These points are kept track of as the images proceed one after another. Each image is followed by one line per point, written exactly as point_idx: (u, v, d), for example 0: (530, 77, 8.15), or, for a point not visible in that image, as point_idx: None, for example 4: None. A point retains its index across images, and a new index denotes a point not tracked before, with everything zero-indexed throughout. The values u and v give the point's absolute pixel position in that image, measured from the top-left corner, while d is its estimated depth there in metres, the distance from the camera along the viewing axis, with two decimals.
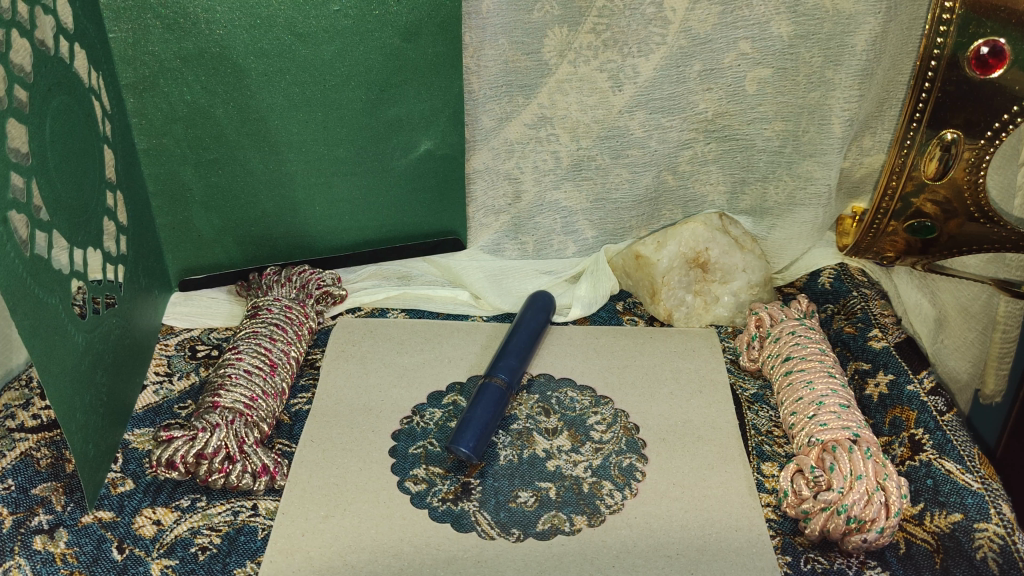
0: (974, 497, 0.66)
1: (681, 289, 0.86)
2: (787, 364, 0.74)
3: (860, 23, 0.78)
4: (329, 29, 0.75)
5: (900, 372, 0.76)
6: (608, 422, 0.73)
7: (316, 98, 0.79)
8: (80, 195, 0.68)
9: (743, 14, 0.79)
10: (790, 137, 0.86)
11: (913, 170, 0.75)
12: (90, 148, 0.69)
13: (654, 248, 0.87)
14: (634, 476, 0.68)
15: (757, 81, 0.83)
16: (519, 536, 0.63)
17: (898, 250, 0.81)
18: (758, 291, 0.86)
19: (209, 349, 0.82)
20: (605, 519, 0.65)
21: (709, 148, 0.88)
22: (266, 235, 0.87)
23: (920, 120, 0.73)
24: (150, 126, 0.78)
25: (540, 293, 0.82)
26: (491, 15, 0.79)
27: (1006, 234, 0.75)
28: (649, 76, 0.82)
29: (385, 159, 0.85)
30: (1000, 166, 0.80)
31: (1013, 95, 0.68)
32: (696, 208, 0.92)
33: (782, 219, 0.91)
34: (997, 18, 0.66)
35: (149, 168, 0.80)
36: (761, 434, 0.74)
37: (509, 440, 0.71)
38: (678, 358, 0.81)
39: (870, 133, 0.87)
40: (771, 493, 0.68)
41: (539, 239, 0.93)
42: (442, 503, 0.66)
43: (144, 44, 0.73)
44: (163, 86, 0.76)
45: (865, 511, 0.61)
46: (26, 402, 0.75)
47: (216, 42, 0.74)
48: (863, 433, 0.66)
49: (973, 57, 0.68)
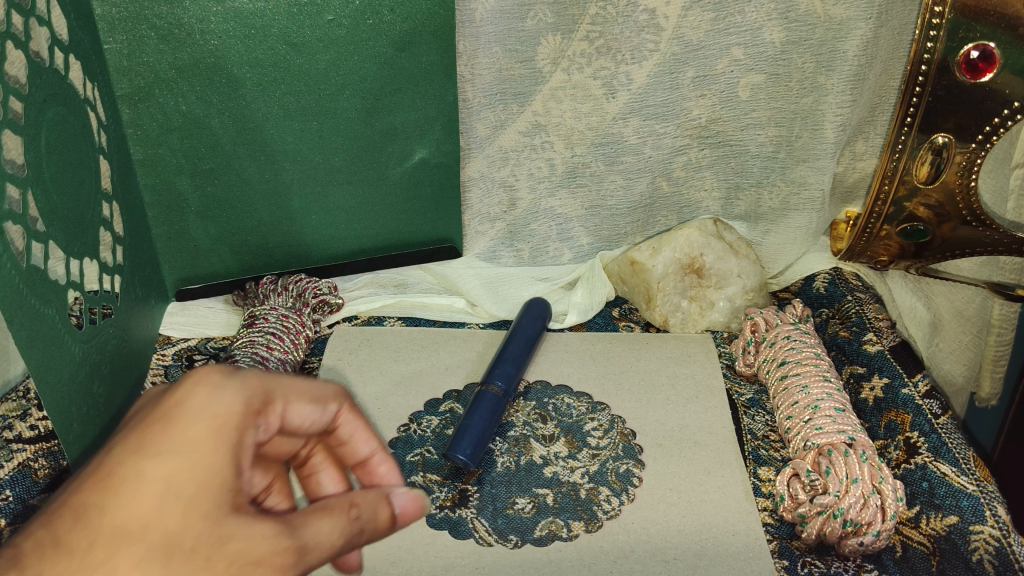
0: (969, 499, 0.65)
1: (677, 295, 0.86)
2: (783, 369, 0.74)
3: (851, 29, 0.78)
4: (323, 38, 0.76)
5: (894, 376, 0.76)
6: (604, 428, 0.74)
7: (311, 108, 0.79)
8: (77, 205, 0.68)
9: (734, 21, 0.79)
10: (785, 142, 0.87)
11: (905, 174, 0.75)
12: (85, 159, 0.69)
13: (649, 254, 0.87)
14: (631, 481, 0.69)
15: (749, 87, 0.83)
16: (517, 542, 0.63)
17: (892, 254, 0.82)
18: (752, 296, 0.87)
19: (206, 358, 0.82)
20: (602, 524, 0.65)
21: (702, 154, 0.88)
22: (262, 245, 0.87)
23: (912, 124, 0.73)
24: (146, 137, 0.78)
25: (540, 303, 0.82)
26: (485, 24, 0.79)
27: (999, 237, 0.76)
28: (641, 83, 0.82)
29: (380, 168, 0.85)
30: (991, 171, 0.81)
31: (1003, 99, 0.69)
32: (691, 215, 0.93)
33: (777, 225, 0.91)
34: (986, 22, 0.67)
35: (145, 178, 0.81)
36: (757, 439, 0.74)
37: (506, 447, 0.71)
38: (674, 364, 0.81)
39: (862, 138, 0.87)
40: (768, 498, 0.69)
41: (535, 247, 0.94)
42: (441, 510, 0.66)
43: (139, 55, 0.74)
44: (158, 97, 0.76)
45: (861, 514, 0.61)
46: (24, 412, 0.75)
47: (211, 52, 0.74)
48: (859, 436, 0.66)
49: (963, 62, 0.69)
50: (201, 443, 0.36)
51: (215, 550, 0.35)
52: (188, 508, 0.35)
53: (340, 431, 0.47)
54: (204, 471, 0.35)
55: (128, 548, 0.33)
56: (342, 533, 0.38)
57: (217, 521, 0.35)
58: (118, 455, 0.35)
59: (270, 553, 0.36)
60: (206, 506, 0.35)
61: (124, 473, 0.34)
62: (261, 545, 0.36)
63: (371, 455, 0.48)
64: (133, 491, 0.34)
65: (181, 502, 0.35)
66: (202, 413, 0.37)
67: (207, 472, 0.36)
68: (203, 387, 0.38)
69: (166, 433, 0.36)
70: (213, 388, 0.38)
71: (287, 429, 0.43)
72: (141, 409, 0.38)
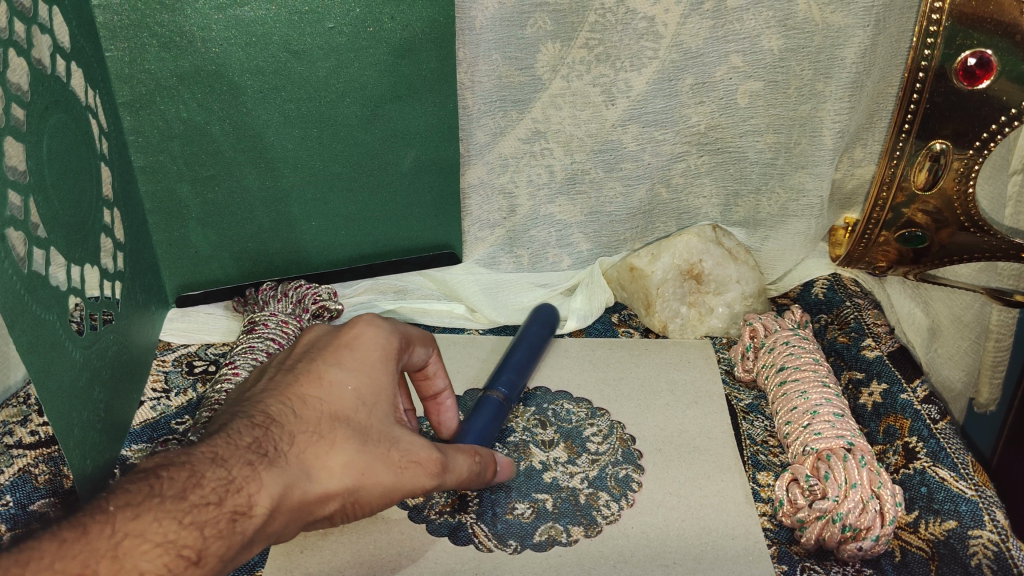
0: (968, 504, 0.65)
1: (676, 301, 0.87)
2: (782, 374, 0.75)
3: (849, 36, 0.78)
4: (324, 46, 0.76)
5: (893, 381, 0.77)
6: (603, 433, 0.74)
7: (312, 115, 0.80)
8: (78, 212, 0.68)
9: (733, 29, 0.79)
10: (783, 149, 0.87)
11: (903, 179, 0.76)
12: (85, 166, 0.69)
13: (648, 260, 0.88)
14: (631, 486, 0.69)
15: (748, 94, 0.83)
16: (517, 547, 0.63)
17: (890, 260, 0.83)
18: (752, 302, 0.87)
19: (206, 364, 0.82)
20: (602, 529, 0.65)
21: (701, 161, 0.88)
22: (263, 252, 0.88)
23: (910, 130, 0.73)
24: (147, 144, 0.79)
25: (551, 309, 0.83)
26: (485, 31, 0.79)
27: (998, 243, 0.76)
28: (640, 90, 0.83)
29: (379, 174, 0.85)
30: (989, 177, 0.82)
31: (1000, 105, 0.69)
32: (690, 221, 0.93)
33: (775, 231, 0.91)
34: (983, 29, 0.67)
35: (146, 185, 0.81)
36: (756, 444, 0.74)
37: (506, 453, 0.72)
38: (674, 369, 0.82)
39: (860, 144, 0.87)
40: (767, 503, 0.69)
41: (534, 253, 0.94)
42: (441, 515, 0.66)
43: (141, 63, 0.74)
44: (159, 104, 0.76)
45: (860, 519, 0.61)
46: (25, 418, 0.75)
47: (211, 60, 0.75)
48: (857, 441, 0.66)
49: (959, 69, 0.69)
50: (376, 365, 0.53)
51: (393, 444, 0.51)
52: (373, 410, 0.51)
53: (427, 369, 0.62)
54: (378, 385, 0.52)
55: (340, 430, 0.49)
56: (472, 463, 0.56)
57: (388, 426, 0.52)
58: (322, 364, 0.52)
59: (427, 457, 0.52)
60: (380, 413, 0.52)
61: (330, 377, 0.51)
62: (419, 451, 0.52)
63: (441, 391, 0.64)
64: (339, 388, 0.51)
65: (368, 405, 0.51)
66: (374, 342, 0.53)
67: (381, 385, 0.52)
68: (373, 325, 0.54)
69: (348, 356, 0.52)
70: (378, 327, 0.54)
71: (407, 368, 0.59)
72: (321, 341, 0.54)
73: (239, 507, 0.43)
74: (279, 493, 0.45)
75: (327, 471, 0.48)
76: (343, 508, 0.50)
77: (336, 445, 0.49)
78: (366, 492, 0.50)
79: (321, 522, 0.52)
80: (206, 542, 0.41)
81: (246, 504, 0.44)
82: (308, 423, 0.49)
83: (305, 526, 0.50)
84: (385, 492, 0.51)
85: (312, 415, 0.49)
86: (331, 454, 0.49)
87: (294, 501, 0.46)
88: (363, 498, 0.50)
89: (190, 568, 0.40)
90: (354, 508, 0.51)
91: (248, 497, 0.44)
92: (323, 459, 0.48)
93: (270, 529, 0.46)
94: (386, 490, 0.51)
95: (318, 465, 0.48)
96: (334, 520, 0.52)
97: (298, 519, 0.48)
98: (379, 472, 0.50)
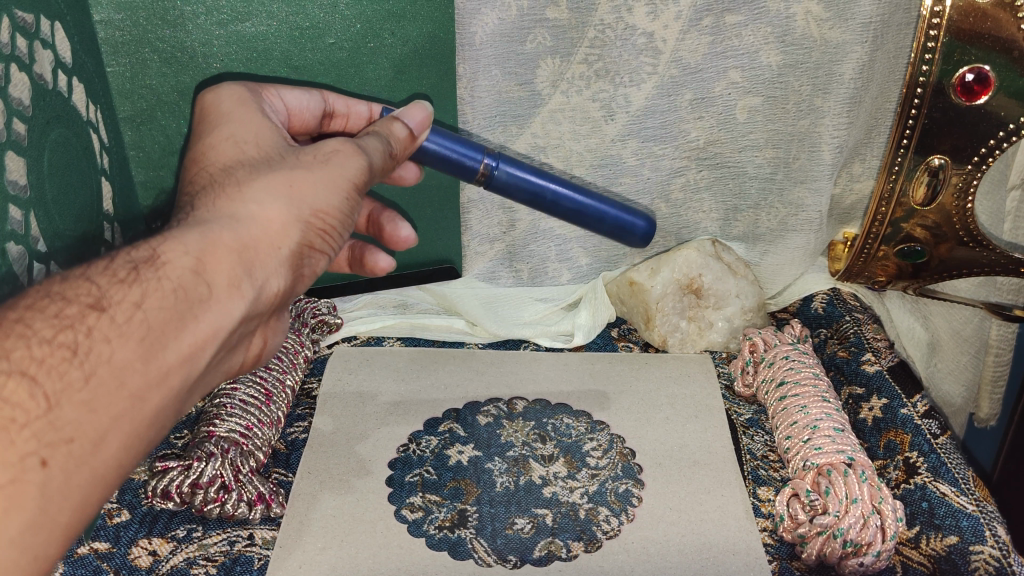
0: (969, 519, 0.65)
1: (676, 315, 0.87)
2: (782, 389, 0.75)
3: (847, 52, 0.78)
4: (324, 61, 0.77)
5: (894, 396, 0.77)
6: (603, 447, 0.74)
7: None
8: (79, 226, 0.68)
9: (732, 44, 0.80)
10: (782, 163, 0.87)
11: (903, 195, 0.76)
12: (88, 181, 0.70)
13: (647, 274, 0.88)
14: (631, 501, 0.69)
15: (746, 109, 0.84)
16: (517, 562, 0.63)
17: (889, 274, 0.83)
18: (751, 316, 0.87)
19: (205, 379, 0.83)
20: (603, 544, 0.65)
21: (701, 175, 0.89)
22: None
23: (908, 145, 0.73)
24: (148, 159, 0.80)
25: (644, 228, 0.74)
26: (485, 47, 0.78)
27: (996, 258, 0.76)
28: (639, 105, 0.83)
29: None
30: (989, 193, 0.82)
31: (999, 121, 0.69)
32: (689, 235, 0.93)
33: (774, 245, 0.91)
34: (981, 45, 0.67)
35: (146, 200, 0.82)
36: (756, 459, 0.74)
37: (506, 466, 0.72)
38: (674, 383, 0.82)
39: (858, 159, 0.87)
40: (768, 518, 0.68)
41: (534, 267, 0.93)
42: (440, 530, 0.66)
43: (141, 78, 0.75)
44: (160, 119, 0.77)
45: (862, 534, 0.61)
46: None
47: (213, 75, 0.75)
48: (858, 456, 0.66)
49: (958, 85, 0.69)
50: (240, 118, 0.55)
51: (301, 153, 0.52)
52: (261, 146, 0.53)
53: (336, 108, 0.68)
54: (254, 130, 0.54)
55: (238, 170, 0.50)
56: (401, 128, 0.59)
57: (285, 150, 0.53)
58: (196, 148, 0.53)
59: (341, 146, 0.53)
60: (270, 145, 0.53)
61: (207, 143, 0.53)
62: (332, 145, 0.53)
63: (370, 109, 0.69)
64: (217, 146, 0.52)
65: (254, 144, 0.53)
66: (228, 100, 0.57)
67: (257, 129, 0.54)
68: (213, 95, 0.57)
69: (211, 125, 0.55)
70: (222, 89, 0.58)
71: (291, 112, 0.65)
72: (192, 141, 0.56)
73: (139, 259, 0.43)
74: (199, 240, 0.45)
75: (250, 207, 0.48)
76: (308, 230, 0.50)
77: (243, 185, 0.49)
78: (312, 195, 0.50)
79: (306, 260, 0.51)
80: (105, 290, 0.41)
81: (153, 258, 0.43)
82: (209, 183, 0.50)
83: (280, 265, 0.48)
84: (330, 190, 0.51)
85: (207, 175, 0.50)
86: (244, 190, 0.48)
87: (226, 241, 0.46)
88: (314, 204, 0.50)
89: (95, 314, 0.40)
90: (321, 224, 0.50)
91: (152, 250, 0.44)
92: (239, 198, 0.48)
93: (221, 280, 0.45)
94: (324, 182, 0.51)
95: (237, 208, 0.48)
96: (316, 256, 0.51)
97: (260, 257, 0.47)
98: (308, 176, 0.50)
